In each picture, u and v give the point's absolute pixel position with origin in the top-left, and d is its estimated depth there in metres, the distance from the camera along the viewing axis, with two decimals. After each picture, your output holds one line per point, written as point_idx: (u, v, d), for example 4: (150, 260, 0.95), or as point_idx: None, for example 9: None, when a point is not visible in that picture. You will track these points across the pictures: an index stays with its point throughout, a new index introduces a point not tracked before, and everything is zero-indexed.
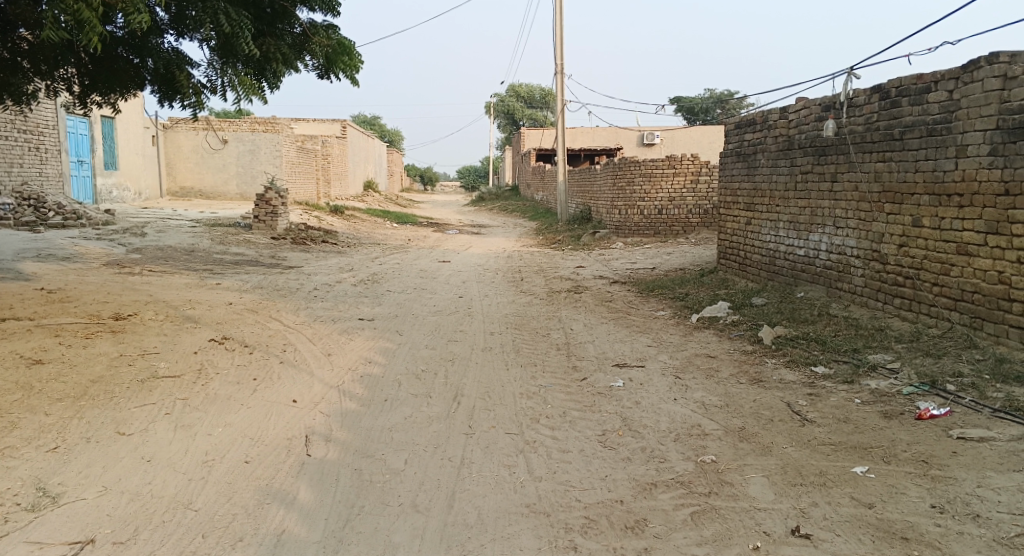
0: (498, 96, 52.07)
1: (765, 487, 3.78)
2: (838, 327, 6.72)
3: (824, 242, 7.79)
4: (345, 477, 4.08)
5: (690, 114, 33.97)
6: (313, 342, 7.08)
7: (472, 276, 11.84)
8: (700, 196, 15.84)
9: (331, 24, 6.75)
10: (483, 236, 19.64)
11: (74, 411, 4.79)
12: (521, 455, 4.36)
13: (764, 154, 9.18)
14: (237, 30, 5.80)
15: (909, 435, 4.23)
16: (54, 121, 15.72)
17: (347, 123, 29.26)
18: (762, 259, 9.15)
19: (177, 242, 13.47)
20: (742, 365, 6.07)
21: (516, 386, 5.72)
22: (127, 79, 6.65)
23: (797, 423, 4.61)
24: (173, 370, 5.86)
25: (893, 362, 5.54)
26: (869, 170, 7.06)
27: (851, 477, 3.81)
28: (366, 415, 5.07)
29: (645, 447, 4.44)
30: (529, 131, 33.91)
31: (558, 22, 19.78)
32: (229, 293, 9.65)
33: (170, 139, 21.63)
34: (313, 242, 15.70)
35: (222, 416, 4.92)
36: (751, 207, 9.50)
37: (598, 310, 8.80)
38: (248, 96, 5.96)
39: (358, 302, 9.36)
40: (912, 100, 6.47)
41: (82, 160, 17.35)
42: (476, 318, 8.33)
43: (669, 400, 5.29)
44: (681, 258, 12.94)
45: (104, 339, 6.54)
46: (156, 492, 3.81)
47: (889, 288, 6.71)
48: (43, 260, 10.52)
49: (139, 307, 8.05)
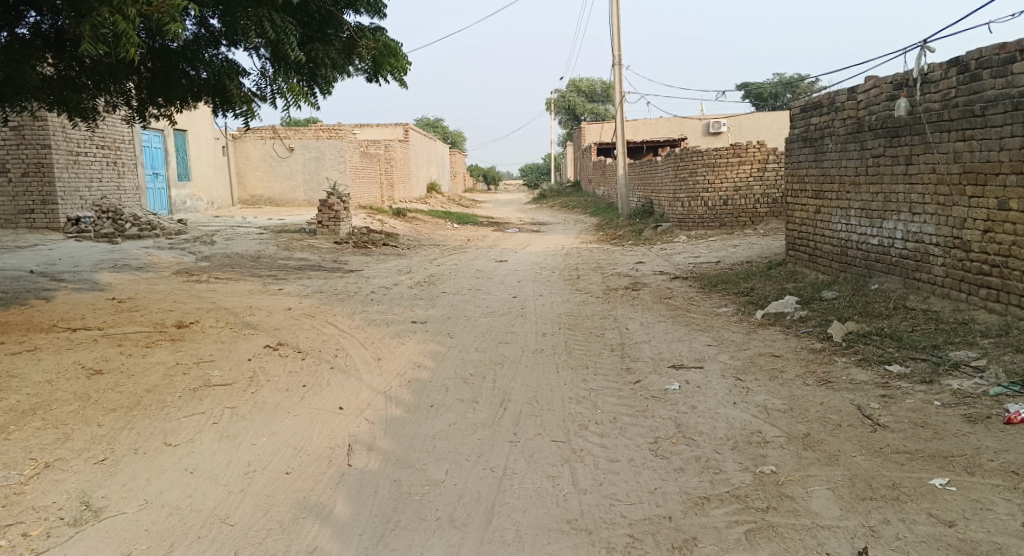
0: (559, 92, 51.77)
1: (830, 501, 3.46)
2: (916, 321, 6.23)
3: (900, 230, 7.26)
4: (384, 489, 3.97)
5: (759, 100, 32.77)
6: (364, 346, 7.05)
7: (530, 275, 11.65)
8: (768, 184, 15.16)
9: (378, 27, 6.67)
10: (543, 234, 19.47)
11: (125, 422, 4.85)
12: (566, 465, 4.15)
13: (832, 138, 8.66)
14: (282, 36, 5.73)
15: (996, 442, 3.81)
16: (130, 137, 16.38)
17: (409, 126, 29.58)
18: (833, 250, 8.64)
19: (244, 249, 13.78)
20: (810, 364, 5.67)
21: (567, 390, 5.51)
22: (181, 92, 6.74)
23: (868, 429, 4.24)
24: (226, 378, 5.89)
25: (978, 360, 5.05)
26: (948, 150, 6.52)
27: (929, 491, 3.44)
28: (411, 422, 4.96)
29: (700, 456, 4.16)
30: (589, 125, 33.50)
31: (615, 11, 19.35)
32: (289, 298, 9.76)
33: (240, 149, 22.29)
34: (375, 245, 15.85)
35: (268, 425, 4.90)
36: (820, 194, 8.98)
37: (657, 308, 8.49)
38: (297, 103, 5.93)
39: (413, 304, 9.32)
40: (995, 72, 5.93)
41: (157, 173, 18.01)
42: (530, 319, 8.15)
43: (728, 404, 4.97)
44: (747, 250, 12.43)
45: (163, 348, 6.66)
46: (195, 506, 3.81)
47: (973, 278, 6.18)
48: (117, 270, 10.91)
49: (201, 314, 8.21)
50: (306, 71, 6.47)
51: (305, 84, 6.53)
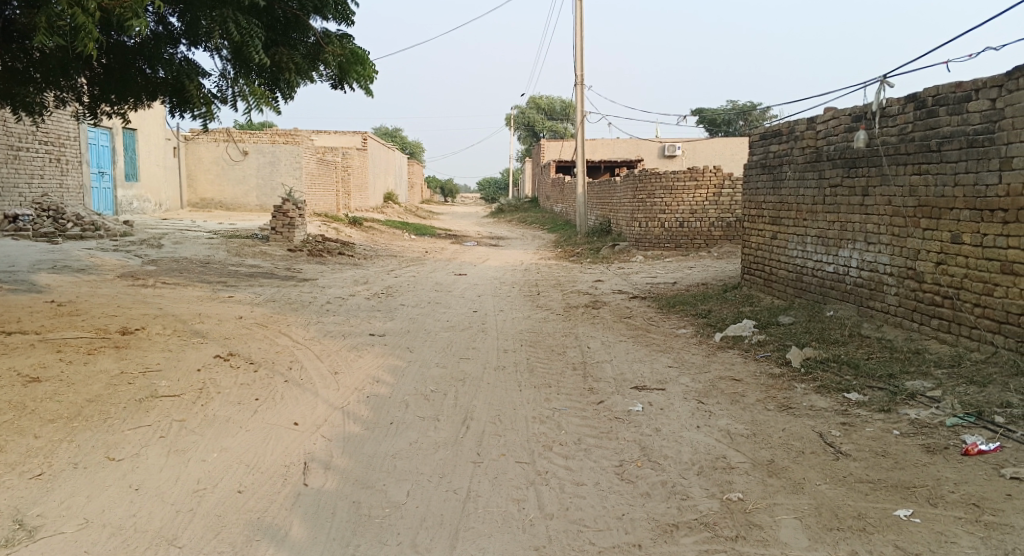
0: (518, 108, 52.05)
1: (798, 531, 3.45)
2: (871, 349, 6.36)
3: (854, 258, 7.43)
4: (343, 510, 3.82)
5: (714, 126, 33.44)
6: (320, 359, 6.85)
7: (489, 290, 11.56)
8: (723, 208, 15.38)
9: (345, 34, 6.51)
10: (501, 249, 19.44)
11: (64, 434, 4.58)
12: (532, 488, 4.07)
13: (791, 166, 8.83)
14: (247, 38, 5.55)
15: (955, 474, 3.87)
16: (76, 133, 15.78)
17: (368, 135, 29.30)
18: (788, 275, 8.79)
19: (193, 253, 13.34)
20: (770, 389, 5.72)
21: (529, 410, 5.42)
22: (136, 90, 6.48)
23: (831, 457, 4.27)
24: (174, 388, 5.64)
25: (933, 390, 5.15)
26: (903, 183, 6.70)
27: (894, 522, 3.46)
28: (370, 440, 4.80)
29: (666, 481, 4.12)
30: (549, 143, 33.70)
31: (579, 31, 19.54)
32: (240, 306, 9.46)
33: (191, 150, 21.70)
34: (330, 254, 15.56)
35: (219, 440, 4.69)
36: (777, 221, 9.14)
37: (617, 327, 8.50)
38: (259, 107, 5.74)
39: (370, 316, 9.14)
40: (951, 109, 6.12)
41: (103, 171, 17.39)
42: (491, 335, 8.06)
43: (691, 427, 4.96)
44: (703, 273, 12.59)
45: (106, 355, 6.34)
46: (140, 527, 3.59)
47: (926, 308, 6.34)
48: (58, 272, 10.43)
49: (147, 321, 7.87)
50: (268, 75, 6.28)
51: (267, 88, 6.35)
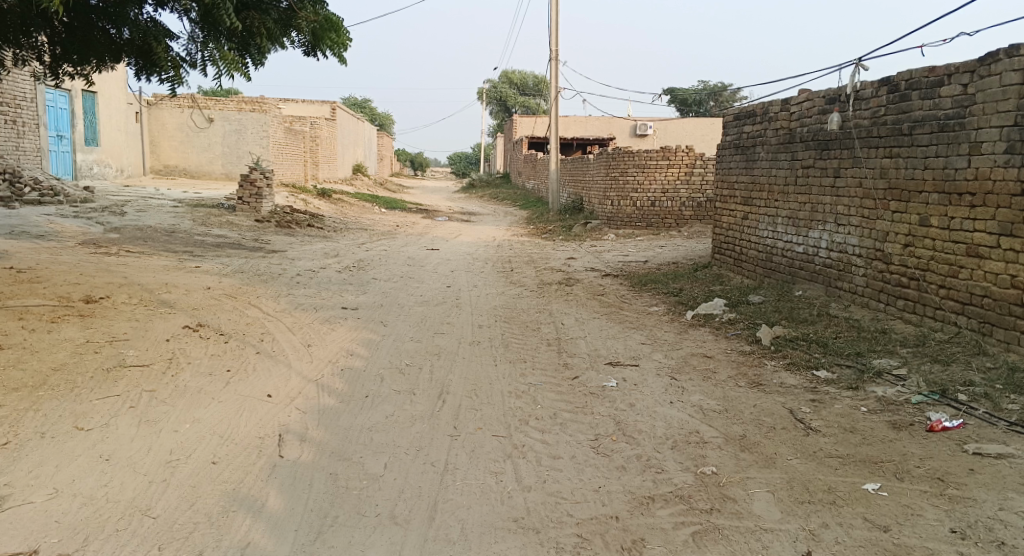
0: (490, 83, 51.61)
1: (771, 504, 3.53)
2: (839, 329, 6.50)
3: (824, 239, 7.55)
4: (320, 482, 3.80)
5: (685, 106, 33.54)
6: (292, 331, 6.77)
7: (461, 266, 11.51)
8: (694, 188, 15.48)
9: (319, 0, 6.35)
10: (473, 224, 19.35)
11: (30, 403, 4.47)
12: (509, 461, 4.09)
13: (764, 147, 8.91)
14: (218, 0, 5.38)
15: (921, 449, 3.99)
16: (33, 94, 15.23)
17: (337, 105, 28.82)
18: (758, 255, 8.91)
19: (157, 222, 13.04)
20: (741, 366, 5.81)
21: (505, 384, 5.44)
22: (100, 51, 6.26)
23: (801, 432, 4.36)
24: (142, 358, 5.53)
25: (899, 369, 5.29)
26: (875, 166, 6.81)
27: (862, 495, 3.57)
28: (345, 412, 4.78)
29: (641, 455, 4.18)
30: (521, 119, 33.48)
31: (554, 6, 19.38)
32: (208, 277, 9.28)
33: (154, 116, 21.12)
34: (299, 226, 15.33)
35: (191, 411, 4.61)
36: (748, 201, 9.23)
37: (590, 304, 8.54)
38: (230, 73, 5.60)
39: (342, 290, 9.05)
40: (923, 94, 6.21)
41: (61, 135, 16.85)
42: (465, 310, 8.04)
43: (665, 403, 5.03)
44: (674, 252, 12.70)
45: (70, 323, 6.18)
46: (112, 497, 3.53)
47: (892, 289, 6.48)
48: (16, 238, 10.11)
49: (112, 289, 7.69)
50: (239, 39, 6.11)
51: (236, 52, 6.18)
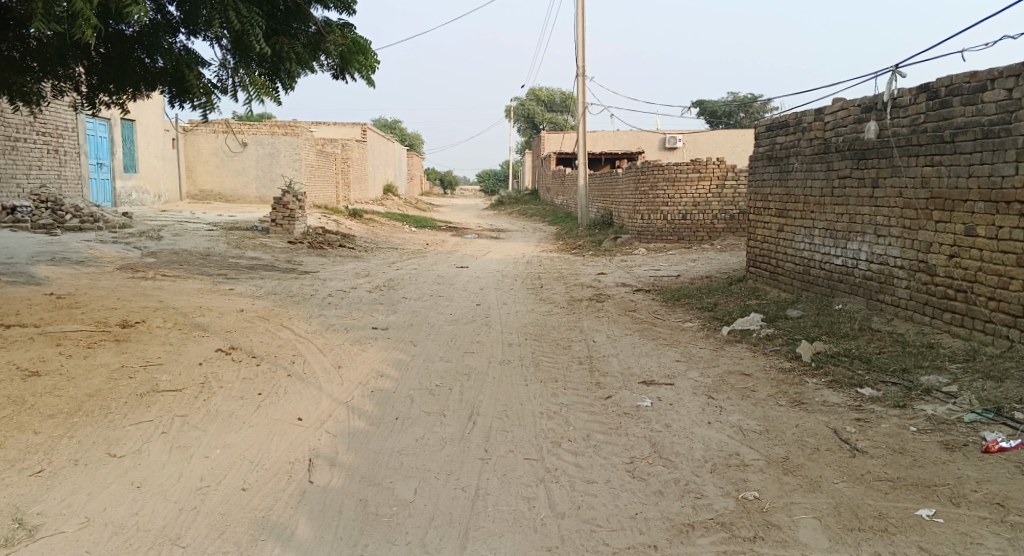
0: (518, 101, 51.87)
1: (818, 532, 3.37)
2: (883, 343, 6.27)
3: (864, 251, 7.33)
4: (349, 509, 3.73)
5: (715, 118, 33.25)
6: (323, 352, 6.75)
7: (491, 283, 11.46)
8: (726, 201, 15.27)
9: (347, 23, 6.38)
10: (503, 241, 19.33)
11: (65, 430, 4.49)
12: (542, 486, 3.98)
13: (798, 157, 8.72)
14: (247, 27, 5.41)
15: (977, 472, 3.79)
16: (74, 124, 15.63)
17: (367, 126, 29.16)
18: (795, 268, 8.69)
19: (193, 245, 13.24)
20: (781, 384, 5.63)
21: (536, 405, 5.34)
22: (135, 80, 6.35)
23: (847, 454, 4.18)
24: (176, 383, 5.54)
25: (949, 385, 5.06)
26: (915, 175, 6.59)
27: (916, 522, 3.39)
28: (376, 436, 4.71)
29: (679, 479, 4.03)
30: (549, 135, 33.48)
31: (581, 22, 19.39)
32: (241, 299, 9.35)
33: (190, 141, 21.57)
34: (330, 247, 15.45)
35: (222, 436, 4.59)
36: (783, 213, 9.03)
37: (622, 320, 8.40)
38: (260, 98, 5.62)
39: (373, 310, 9.04)
40: (965, 100, 6.01)
41: (101, 162, 17.27)
42: (495, 328, 7.95)
43: (702, 423, 4.87)
44: (706, 265, 12.49)
45: (106, 349, 6.24)
46: (142, 526, 3.50)
47: (938, 302, 6.25)
48: (56, 264, 10.33)
49: (147, 313, 7.77)
50: (269, 64, 6.15)
51: (266, 77, 6.22)
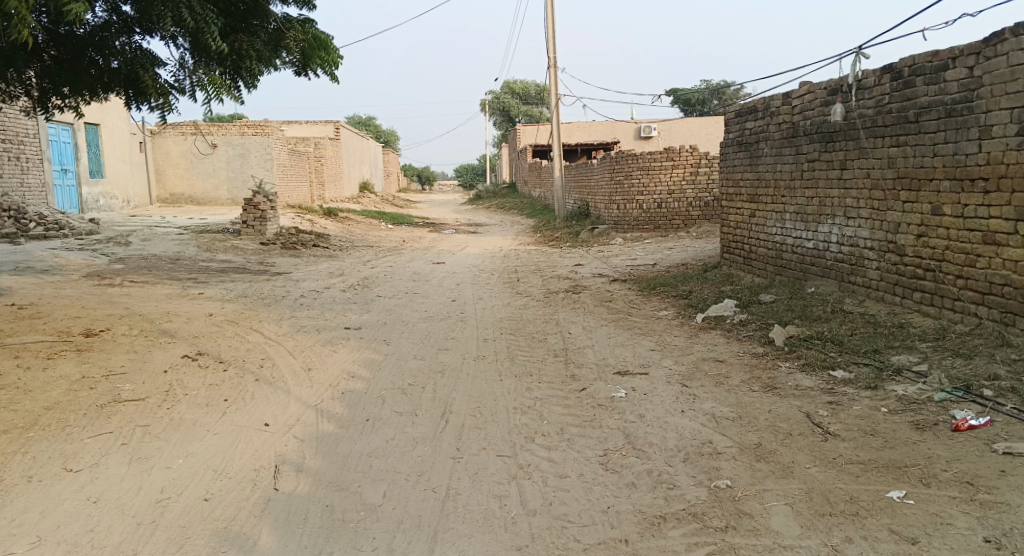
0: (493, 94, 51.66)
1: (790, 519, 3.34)
2: (854, 325, 6.27)
3: (834, 233, 7.33)
4: (315, 516, 3.63)
5: (689, 104, 33.27)
6: (293, 355, 6.63)
7: (467, 278, 11.35)
8: (701, 187, 15.27)
9: (307, 19, 6.23)
10: (479, 235, 19.23)
11: (19, 446, 4.34)
12: (513, 483, 3.91)
13: (767, 142, 8.70)
14: (202, 24, 5.25)
15: (948, 450, 3.78)
16: (35, 130, 15.28)
17: (340, 124, 28.89)
18: (768, 253, 8.69)
19: (162, 250, 12.99)
20: (754, 370, 5.60)
21: (510, 400, 5.27)
22: (89, 83, 6.15)
23: (819, 438, 4.15)
24: (139, 392, 5.40)
25: (920, 365, 5.07)
26: (881, 156, 6.59)
27: (887, 505, 3.37)
28: (345, 439, 4.61)
29: (652, 470, 3.98)
30: (524, 128, 33.37)
31: (551, 13, 19.30)
32: (211, 303, 9.17)
33: (158, 145, 21.21)
34: (304, 247, 15.25)
35: (185, 445, 4.47)
36: (755, 199, 9.02)
37: (598, 311, 8.36)
38: (220, 97, 5.45)
39: (346, 309, 8.92)
40: (928, 79, 6.01)
41: (66, 168, 16.90)
42: (469, 324, 7.86)
43: (676, 412, 4.82)
44: (682, 253, 12.48)
45: (67, 359, 6.07)
46: (97, 543, 3.39)
47: (907, 282, 6.25)
48: (20, 273, 10.08)
49: (112, 321, 7.59)
50: (229, 63, 5.98)
51: (227, 76, 6.05)
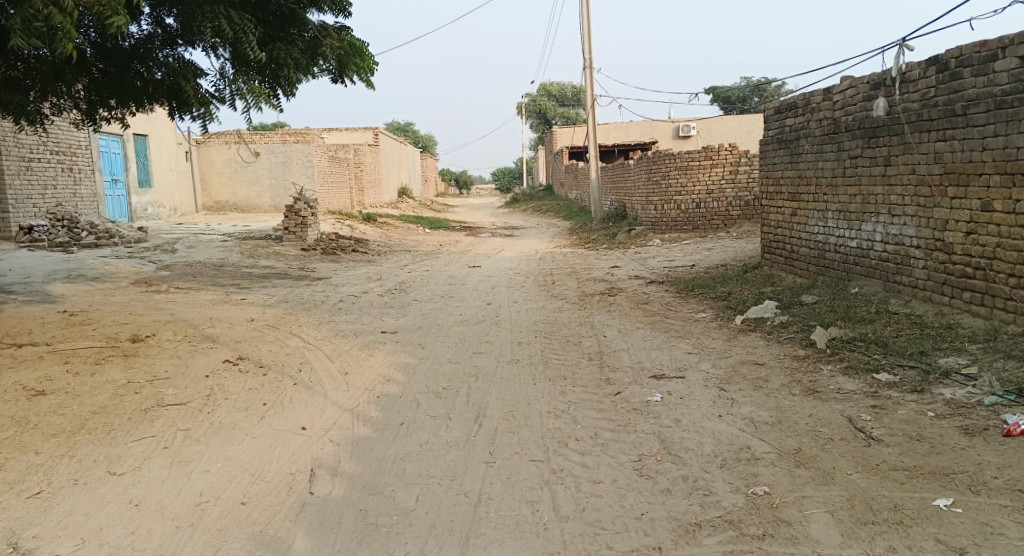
0: (530, 97, 51.69)
1: (830, 527, 3.25)
2: (900, 326, 6.08)
3: (879, 231, 7.13)
4: (349, 520, 3.65)
5: (728, 102, 32.81)
6: (330, 359, 6.70)
7: (503, 281, 11.35)
8: (740, 186, 15.03)
9: (343, 27, 6.31)
10: (516, 238, 19.25)
11: (66, 449, 4.47)
12: (546, 488, 3.88)
13: (808, 139, 8.51)
14: (240, 34, 5.34)
15: (998, 457, 3.63)
16: (86, 142, 15.79)
17: (379, 130, 29.21)
18: (810, 253, 8.50)
19: (207, 257, 13.30)
20: (795, 373, 5.47)
21: (544, 404, 5.24)
22: (134, 95, 6.30)
23: (861, 443, 4.03)
24: (181, 396, 5.52)
25: (969, 367, 4.88)
26: (927, 151, 6.39)
27: (933, 513, 3.24)
28: (379, 443, 4.64)
29: (687, 475, 3.91)
30: (561, 129, 33.29)
31: (586, 14, 19.22)
32: (252, 308, 9.34)
33: (203, 154, 21.73)
34: (343, 252, 15.45)
35: (224, 449, 4.55)
36: (796, 197, 8.83)
37: (634, 314, 8.27)
38: (258, 106, 5.54)
39: (383, 313, 9.00)
40: (976, 70, 5.80)
41: (116, 179, 17.41)
42: (505, 327, 7.85)
43: (713, 417, 4.73)
44: (722, 254, 12.29)
45: (114, 364, 6.23)
46: (138, 545, 3.46)
47: (956, 281, 6.05)
48: (72, 281, 10.41)
49: (158, 327, 7.78)
50: (267, 71, 6.07)
51: (266, 85, 6.15)
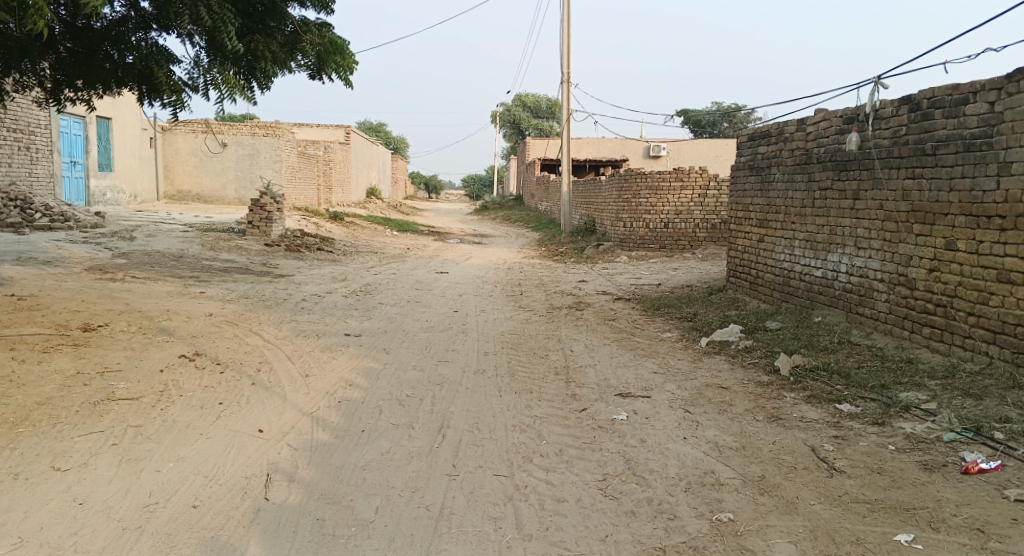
0: (504, 106, 51.75)
1: None
2: (862, 358, 6.17)
3: (844, 263, 7.25)
4: (305, 529, 3.54)
5: (700, 126, 33.22)
6: (291, 360, 6.54)
7: (470, 289, 11.28)
8: (708, 209, 15.19)
9: (325, 23, 6.20)
10: (484, 247, 19.19)
11: (7, 441, 4.26)
12: (509, 505, 3.82)
13: (779, 168, 8.63)
14: (219, 23, 5.19)
15: (957, 494, 3.68)
16: (46, 121, 15.28)
17: (350, 129, 28.89)
18: (775, 279, 8.60)
19: (166, 247, 12.94)
20: (758, 399, 5.50)
21: (509, 417, 5.18)
22: (102, 77, 6.08)
23: (824, 473, 4.06)
24: (133, 391, 5.32)
25: (928, 403, 4.96)
26: (896, 187, 6.52)
27: (894, 548, 3.27)
28: (339, 449, 4.52)
29: (652, 498, 3.88)
30: (534, 141, 33.34)
31: (566, 29, 19.31)
32: (211, 303, 9.09)
33: (168, 141, 21.22)
34: (308, 250, 15.19)
35: (176, 448, 4.39)
36: (764, 223, 8.94)
37: (601, 330, 8.27)
38: (232, 97, 5.39)
39: (347, 315, 8.84)
40: (947, 112, 5.94)
41: (75, 160, 16.88)
42: (471, 336, 7.77)
43: (678, 439, 4.73)
44: (687, 274, 12.40)
45: (62, 354, 5.98)
46: (80, 547, 3.29)
47: (917, 316, 6.16)
48: (23, 264, 10.02)
49: (112, 317, 7.52)
50: (244, 63, 5.91)
51: (242, 76, 5.99)
